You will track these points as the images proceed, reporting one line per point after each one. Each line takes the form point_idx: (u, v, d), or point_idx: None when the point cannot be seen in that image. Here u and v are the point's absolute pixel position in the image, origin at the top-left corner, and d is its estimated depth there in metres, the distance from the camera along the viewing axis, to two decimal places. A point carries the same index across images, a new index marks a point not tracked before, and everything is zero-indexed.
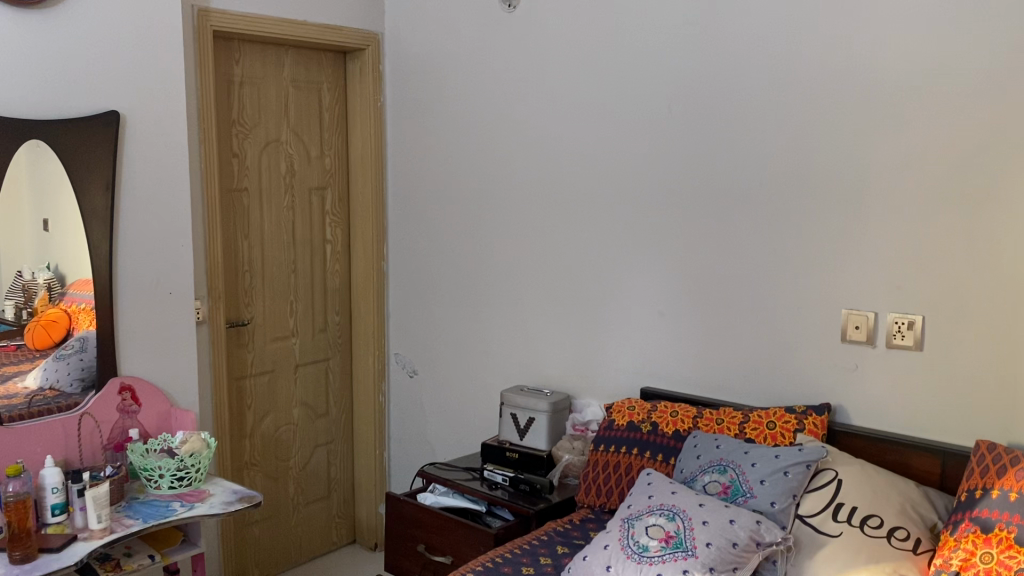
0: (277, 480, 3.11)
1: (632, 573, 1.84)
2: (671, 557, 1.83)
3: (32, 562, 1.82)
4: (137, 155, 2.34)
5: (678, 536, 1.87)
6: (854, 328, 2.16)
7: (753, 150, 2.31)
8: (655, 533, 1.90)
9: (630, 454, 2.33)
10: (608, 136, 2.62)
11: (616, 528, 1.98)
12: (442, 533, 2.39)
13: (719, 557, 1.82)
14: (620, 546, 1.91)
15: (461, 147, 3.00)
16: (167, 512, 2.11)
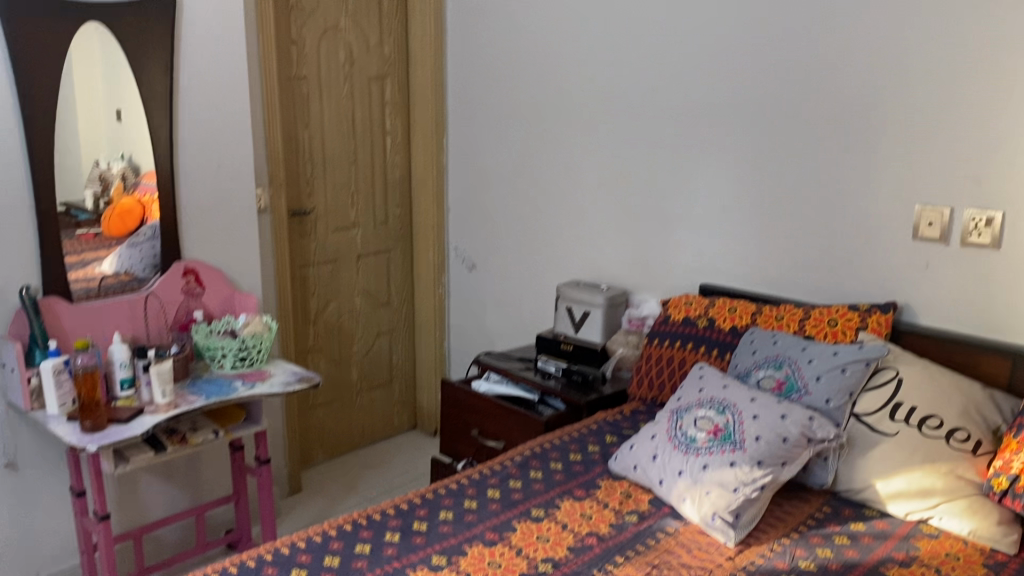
0: (340, 365, 3.19)
1: (679, 463, 1.85)
2: (719, 450, 1.83)
3: (102, 431, 1.91)
4: (194, 39, 2.33)
5: (727, 429, 1.86)
6: (927, 225, 2.05)
7: (830, 24, 2.16)
8: (704, 426, 1.89)
9: (684, 348, 2.30)
10: (674, 21, 2.49)
11: (664, 419, 1.99)
12: (494, 419, 2.43)
13: (769, 451, 1.80)
14: (668, 438, 1.92)
15: (522, 34, 2.91)
16: (229, 390, 2.18)
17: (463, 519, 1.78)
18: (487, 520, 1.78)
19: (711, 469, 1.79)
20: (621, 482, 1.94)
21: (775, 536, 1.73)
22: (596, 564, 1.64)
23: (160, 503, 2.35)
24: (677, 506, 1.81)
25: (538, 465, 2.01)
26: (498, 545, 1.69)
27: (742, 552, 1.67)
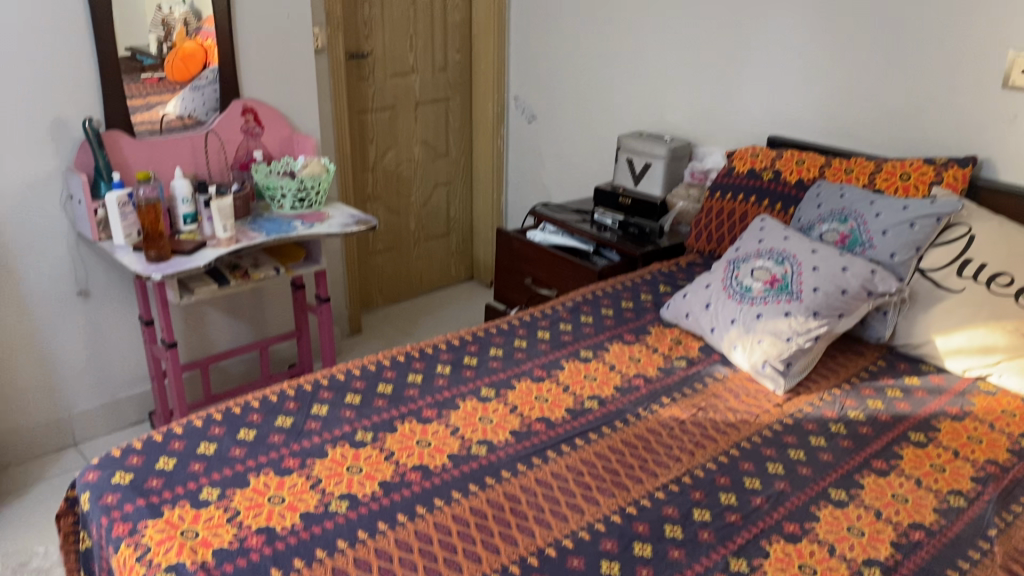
0: (398, 214, 3.20)
1: (732, 312, 1.83)
2: (774, 300, 1.80)
3: (166, 262, 1.97)
4: None
5: (784, 280, 1.82)
6: (1020, 73, 1.91)
7: None
8: (761, 276, 1.86)
9: (747, 202, 2.23)
10: None
11: (721, 269, 1.96)
12: (548, 268, 2.43)
13: (826, 302, 1.76)
14: (723, 288, 1.90)
15: None
16: (288, 229, 2.21)
17: (512, 358, 1.81)
18: (534, 359, 1.81)
19: (764, 318, 1.77)
20: (672, 330, 1.95)
21: (826, 386, 1.72)
22: (641, 404, 1.66)
23: (226, 336, 2.45)
24: (728, 353, 1.81)
25: (589, 311, 2.02)
26: (545, 382, 1.72)
27: (790, 400, 1.68)
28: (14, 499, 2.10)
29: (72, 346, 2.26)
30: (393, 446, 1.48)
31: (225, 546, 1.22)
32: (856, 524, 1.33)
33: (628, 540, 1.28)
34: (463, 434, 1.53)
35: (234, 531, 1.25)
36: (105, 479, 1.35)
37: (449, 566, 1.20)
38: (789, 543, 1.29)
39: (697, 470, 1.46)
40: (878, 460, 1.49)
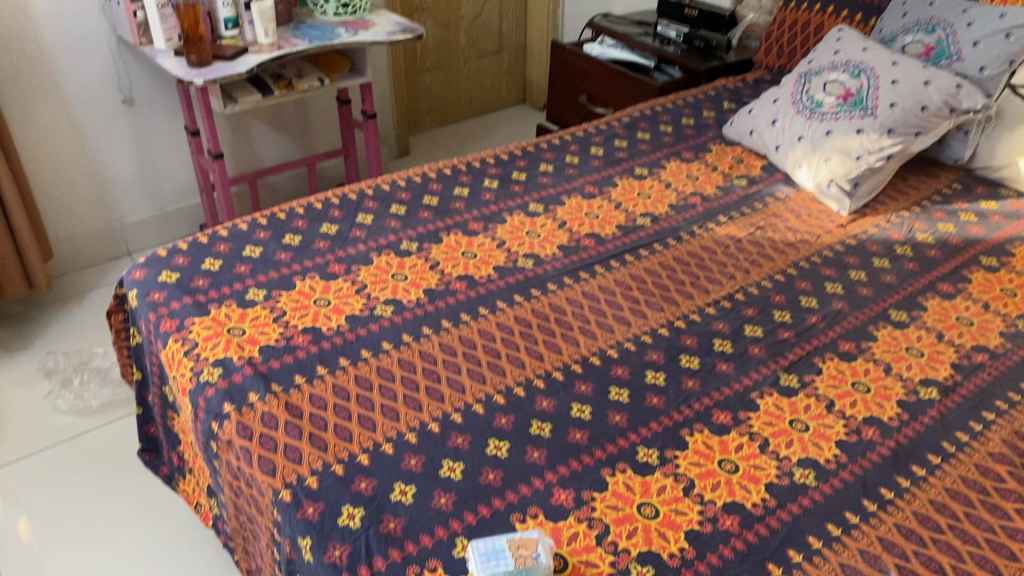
0: (447, 29, 3.04)
1: (799, 129, 1.73)
2: (846, 116, 1.68)
3: (207, 67, 1.90)
4: None
5: (859, 95, 1.69)
6: None
7: None
8: (834, 91, 1.73)
9: (824, 13, 2.06)
10: None
11: (791, 83, 1.84)
12: (605, 85, 2.31)
13: (902, 119, 1.63)
14: (791, 104, 1.78)
15: None
16: (331, 36, 2.10)
17: (563, 174, 1.74)
18: (587, 175, 1.74)
19: (834, 136, 1.66)
20: (734, 148, 1.85)
21: (894, 209, 1.63)
22: (697, 222, 1.59)
23: (273, 150, 2.42)
24: (792, 172, 1.72)
25: (647, 128, 1.92)
26: (596, 199, 1.65)
27: (854, 222, 1.59)
28: (73, 303, 2.17)
29: (121, 156, 2.25)
30: (439, 256, 1.46)
31: (270, 344, 1.22)
32: (916, 345, 1.28)
33: (675, 353, 1.25)
34: (510, 246, 1.49)
35: (280, 331, 1.25)
36: (151, 278, 1.35)
37: (493, 370, 1.19)
38: (843, 362, 1.25)
39: (752, 289, 1.41)
40: (944, 284, 1.42)
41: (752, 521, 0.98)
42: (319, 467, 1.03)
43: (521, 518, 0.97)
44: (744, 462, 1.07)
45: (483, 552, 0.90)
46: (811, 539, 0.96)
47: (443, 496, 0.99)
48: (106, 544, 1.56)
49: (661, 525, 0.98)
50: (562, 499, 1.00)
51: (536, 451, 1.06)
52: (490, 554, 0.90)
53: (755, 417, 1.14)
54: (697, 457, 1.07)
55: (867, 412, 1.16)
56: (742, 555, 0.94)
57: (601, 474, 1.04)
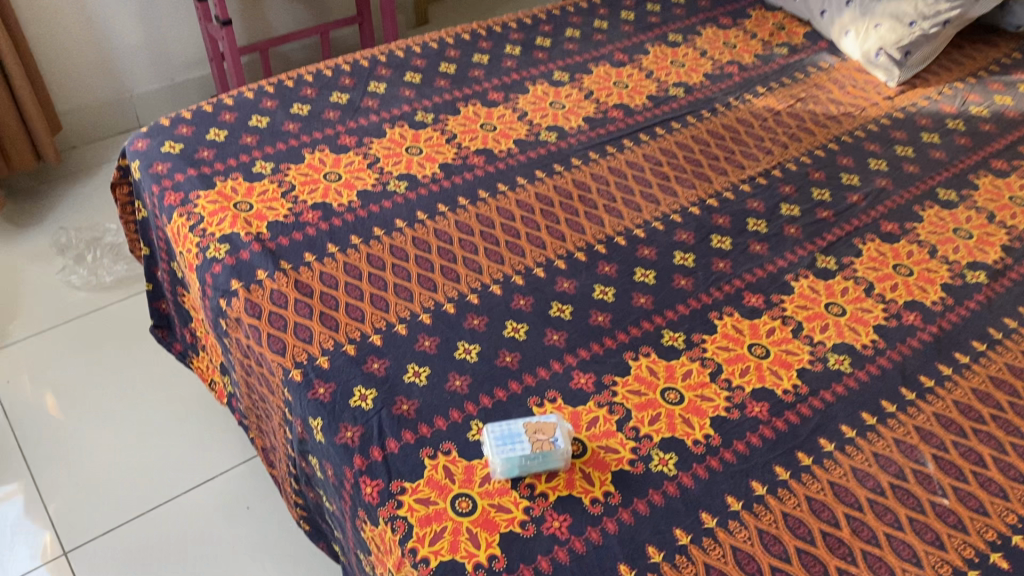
0: None
1: None
2: None
3: None
4: None
5: None
6: None
7: None
8: None
9: None
10: None
11: None
12: None
13: None
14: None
15: None
16: None
17: (590, 40, 1.63)
18: (616, 42, 1.62)
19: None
20: (775, 14, 1.72)
21: (947, 80, 1.51)
22: (733, 93, 1.48)
23: (285, 18, 2.31)
24: (838, 40, 1.60)
25: None
26: (626, 67, 1.54)
27: (903, 94, 1.48)
28: (84, 178, 2.12)
29: (125, 27, 2.15)
30: (456, 128, 1.37)
31: (279, 219, 1.16)
32: (964, 227, 1.20)
33: (706, 233, 1.18)
34: (533, 119, 1.40)
35: (289, 206, 1.18)
36: (154, 150, 1.28)
37: (511, 250, 1.13)
38: (885, 243, 1.17)
39: (789, 165, 1.32)
40: (997, 161, 1.32)
41: (782, 409, 0.94)
42: (330, 347, 0.99)
43: (538, 402, 0.93)
44: (776, 347, 1.01)
45: (499, 435, 0.86)
46: (844, 428, 0.91)
47: (459, 378, 0.95)
48: (126, 419, 1.56)
49: (686, 411, 0.93)
50: (583, 383, 0.95)
51: (556, 333, 1.01)
52: (506, 437, 0.86)
53: (788, 301, 1.08)
54: (726, 342, 1.02)
55: (909, 296, 1.09)
56: (770, 443, 0.90)
57: (624, 358, 0.99)
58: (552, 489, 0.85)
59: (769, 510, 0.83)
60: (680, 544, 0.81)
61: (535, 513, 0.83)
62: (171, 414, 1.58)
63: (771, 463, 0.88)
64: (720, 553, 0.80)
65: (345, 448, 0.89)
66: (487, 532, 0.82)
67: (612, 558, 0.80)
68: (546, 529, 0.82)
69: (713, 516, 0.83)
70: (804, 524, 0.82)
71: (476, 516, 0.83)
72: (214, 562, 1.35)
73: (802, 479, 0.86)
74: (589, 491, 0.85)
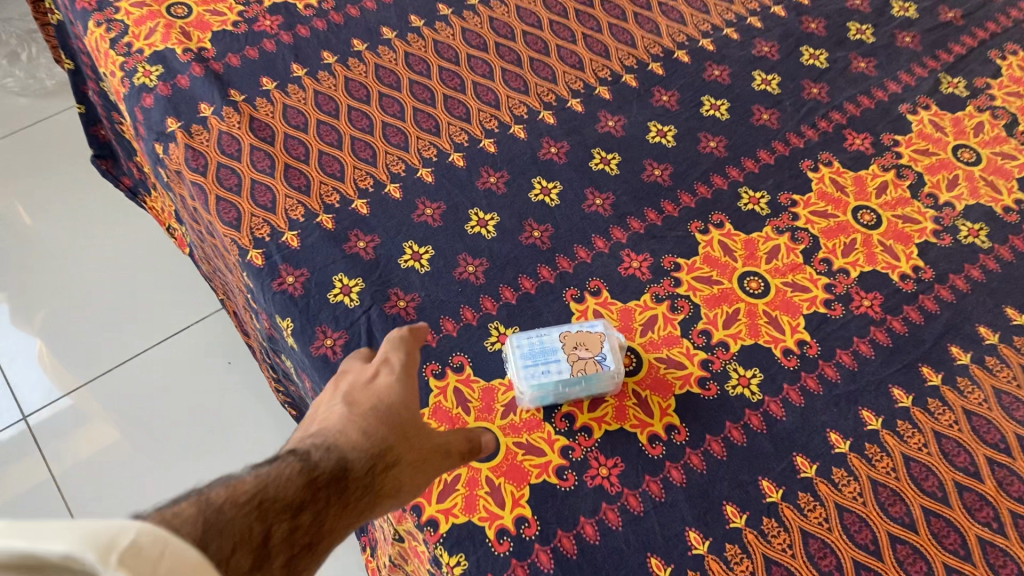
0: None
1: None
2: None
3: None
4: None
5: None
6: None
7: None
8: None
9: None
10: None
11: None
12: None
13: None
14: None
15: None
16: None
17: None
18: None
19: None
20: None
21: None
22: None
23: None
24: None
25: None
26: None
27: None
28: None
29: None
30: None
31: (227, 30, 0.87)
32: None
33: (794, 44, 0.89)
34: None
35: (239, 10, 0.89)
36: None
37: (536, 70, 0.85)
38: None
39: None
40: None
41: (901, 302, 0.71)
42: (301, 218, 0.74)
43: (577, 297, 0.70)
44: (889, 212, 0.77)
45: (526, 350, 0.64)
46: (983, 331, 0.69)
47: (471, 264, 0.72)
48: (96, 250, 1.32)
49: (774, 308, 0.70)
50: (635, 268, 0.72)
51: (598, 196, 0.77)
52: (536, 354, 0.64)
53: (903, 144, 0.82)
54: (823, 204, 0.77)
55: None
56: (886, 353, 0.68)
57: (689, 230, 0.75)
58: (598, 422, 0.65)
59: (886, 452, 0.63)
60: (768, 502, 0.61)
61: (574, 457, 0.63)
62: (146, 230, 1.34)
63: (888, 383, 0.66)
64: (822, 516, 0.60)
65: (322, 361, 0.67)
66: (513, 485, 0.62)
67: (680, 520, 0.61)
68: (590, 480, 0.62)
69: (812, 461, 0.63)
70: (933, 474, 0.62)
71: (497, 461, 0.63)
72: (204, 421, 1.15)
73: (929, 408, 0.65)
74: (647, 425, 0.65)
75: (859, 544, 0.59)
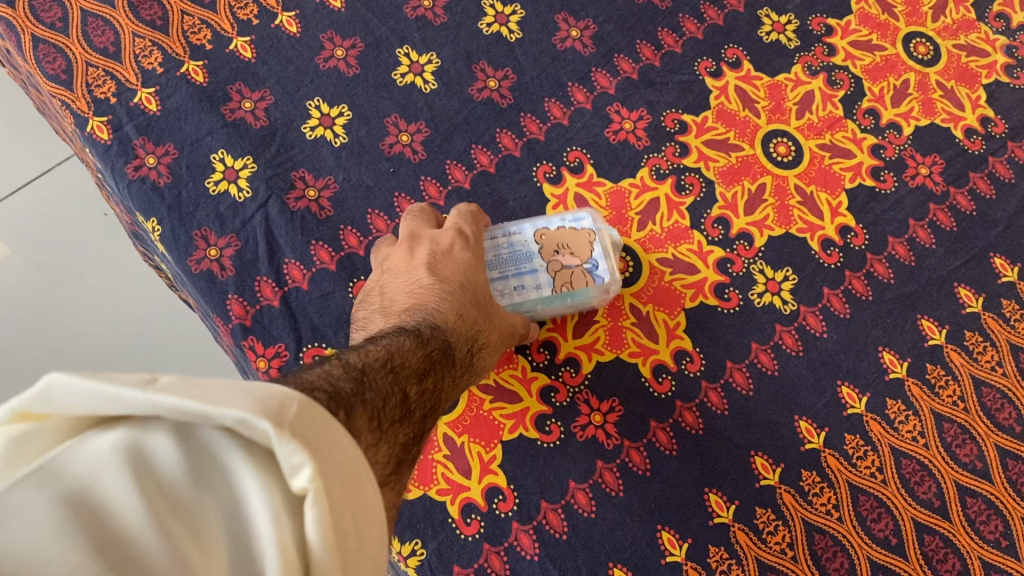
0: None
1: None
2: None
3: None
4: None
5: None
6: None
7: None
8: None
9: None
10: None
11: None
12: None
13: None
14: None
15: None
16: None
17: None
18: None
19: None
20: None
21: None
22: None
23: None
24: None
25: None
26: None
27: None
28: None
29: None
30: None
31: None
32: None
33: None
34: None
35: None
36: None
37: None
38: None
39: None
40: None
41: (966, 169, 0.55)
42: (158, 68, 0.52)
43: (552, 176, 0.53)
44: (948, 40, 0.58)
45: (492, 259, 0.47)
46: None
47: (404, 131, 0.53)
48: None
49: (809, 183, 0.54)
50: (627, 132, 0.54)
51: (573, 27, 0.56)
52: (505, 263, 0.47)
53: None
54: (867, 32, 0.58)
55: None
56: (949, 242, 0.53)
57: (696, 72, 0.56)
58: (587, 352, 0.49)
59: (952, 377, 0.49)
60: (807, 448, 0.48)
61: (558, 402, 0.48)
62: None
63: (952, 281, 0.52)
64: (874, 465, 0.47)
65: (207, 281, 0.48)
66: (481, 445, 0.47)
67: (696, 479, 0.47)
68: (580, 432, 0.48)
69: (860, 393, 0.49)
70: (1009, 403, 0.49)
71: (458, 413, 0.47)
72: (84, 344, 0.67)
73: (1003, 313, 0.51)
74: (651, 352, 0.50)
75: (920, 500, 0.47)
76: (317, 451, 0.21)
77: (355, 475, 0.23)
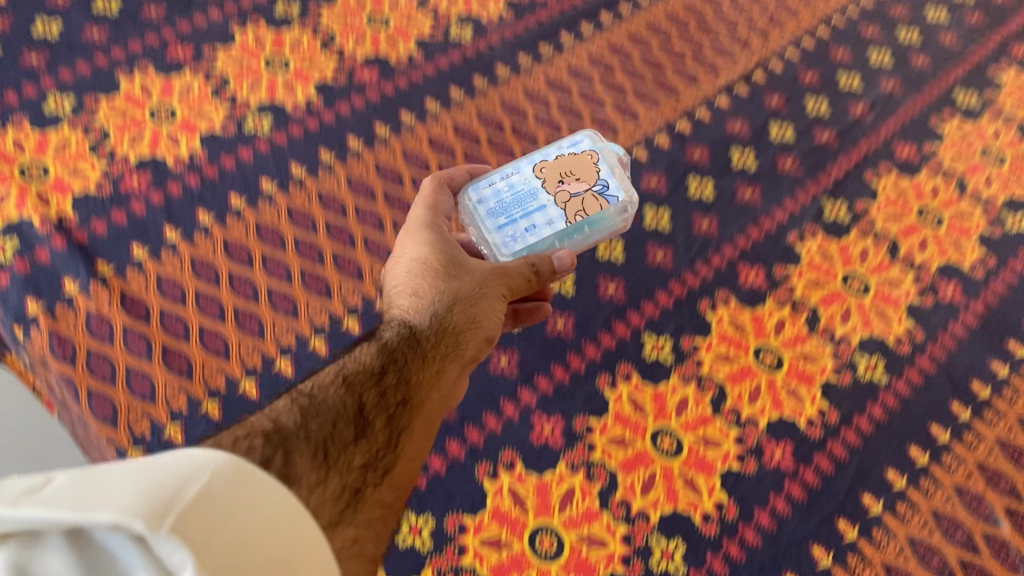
0: None
1: None
2: None
3: None
4: None
5: None
6: None
7: None
8: None
9: None
10: None
11: None
12: None
13: None
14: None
15: None
16: None
17: None
18: None
19: None
20: None
21: None
22: None
23: None
24: None
25: None
26: None
27: None
28: None
29: None
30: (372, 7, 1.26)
31: (84, 193, 1.08)
32: (994, 146, 1.12)
33: (763, 122, 1.15)
34: (461, 37, 1.24)
35: (98, 169, 1.10)
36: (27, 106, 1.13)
37: None
38: (903, 176, 1.11)
39: (774, 62, 1.20)
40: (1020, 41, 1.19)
41: (809, 451, 0.95)
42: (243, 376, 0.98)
43: (493, 472, 0.95)
44: (787, 351, 1.01)
45: (495, 206, 0.86)
46: (891, 476, 0.93)
47: (467, 441, 0.96)
48: None
49: (689, 467, 0.95)
50: (547, 435, 0.97)
51: (504, 356, 1.01)
52: (506, 209, 0.86)
53: (797, 276, 1.05)
54: (723, 347, 1.01)
55: (941, 256, 1.05)
56: (803, 509, 0.92)
57: (598, 384, 0.99)
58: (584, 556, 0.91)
59: None
60: None
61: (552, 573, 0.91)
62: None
63: (808, 541, 0.90)
64: None
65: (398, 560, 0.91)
66: None
67: None
68: None
69: None
70: None
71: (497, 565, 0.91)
72: None
73: (848, 563, 0.89)
74: (608, 555, 0.91)
75: None
76: (195, 536, 0.31)
77: (241, 515, 0.35)
